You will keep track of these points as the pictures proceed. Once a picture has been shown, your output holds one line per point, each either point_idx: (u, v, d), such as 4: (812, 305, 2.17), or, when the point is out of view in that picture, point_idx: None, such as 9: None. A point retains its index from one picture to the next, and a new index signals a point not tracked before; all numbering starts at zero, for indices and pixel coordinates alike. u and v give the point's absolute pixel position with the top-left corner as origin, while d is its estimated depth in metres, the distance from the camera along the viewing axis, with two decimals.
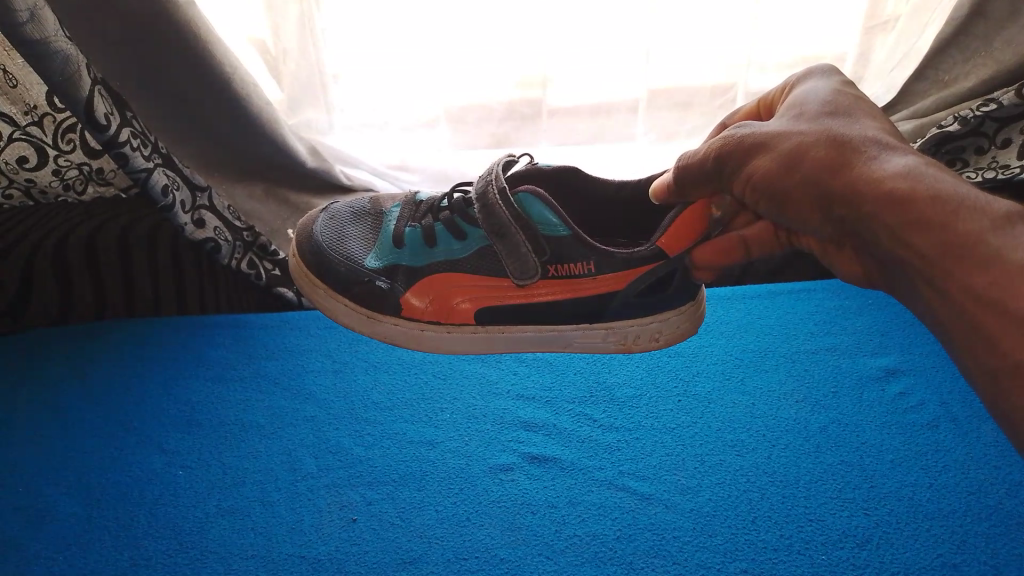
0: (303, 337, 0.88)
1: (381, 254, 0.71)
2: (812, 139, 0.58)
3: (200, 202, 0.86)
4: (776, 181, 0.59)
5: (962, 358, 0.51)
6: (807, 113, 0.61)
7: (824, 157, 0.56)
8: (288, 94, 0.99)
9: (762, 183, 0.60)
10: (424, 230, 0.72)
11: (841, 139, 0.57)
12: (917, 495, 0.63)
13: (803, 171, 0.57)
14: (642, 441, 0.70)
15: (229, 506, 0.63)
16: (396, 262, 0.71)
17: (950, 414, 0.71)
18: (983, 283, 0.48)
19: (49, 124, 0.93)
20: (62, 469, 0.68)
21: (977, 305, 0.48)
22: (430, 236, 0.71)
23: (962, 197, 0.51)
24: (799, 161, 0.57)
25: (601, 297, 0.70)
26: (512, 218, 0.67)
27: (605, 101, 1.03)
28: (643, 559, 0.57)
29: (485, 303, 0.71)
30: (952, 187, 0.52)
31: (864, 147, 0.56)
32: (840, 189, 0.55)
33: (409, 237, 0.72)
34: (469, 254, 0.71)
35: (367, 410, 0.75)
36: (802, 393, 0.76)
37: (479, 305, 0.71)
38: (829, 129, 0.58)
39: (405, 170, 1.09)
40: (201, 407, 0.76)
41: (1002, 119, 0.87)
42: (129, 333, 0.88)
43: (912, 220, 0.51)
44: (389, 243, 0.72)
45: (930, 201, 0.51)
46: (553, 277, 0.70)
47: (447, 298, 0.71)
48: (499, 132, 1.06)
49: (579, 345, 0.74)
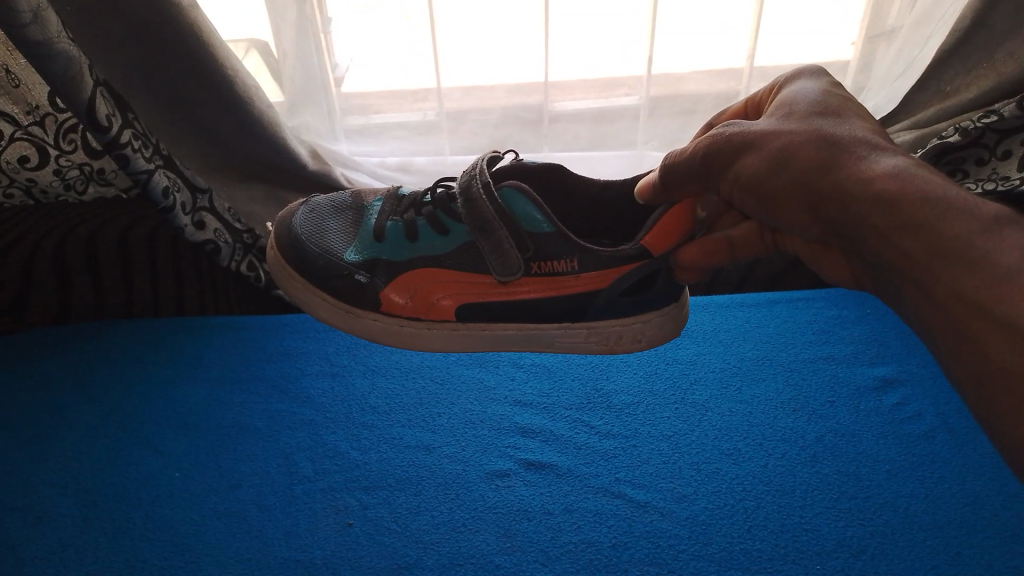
0: (302, 339, 0.88)
1: (361, 244, 0.71)
2: (801, 137, 0.57)
3: (200, 203, 0.86)
4: (764, 182, 0.59)
5: (948, 360, 0.52)
6: (795, 113, 0.61)
7: (816, 159, 0.56)
8: (289, 96, 0.99)
9: (751, 185, 0.60)
10: (406, 223, 0.72)
11: (832, 139, 0.57)
12: (913, 505, 0.63)
13: (792, 171, 0.57)
14: (639, 448, 0.70)
15: (226, 509, 0.64)
16: (376, 253, 0.71)
17: (947, 425, 0.71)
18: (970, 285, 0.48)
19: (51, 124, 0.92)
20: (60, 469, 0.68)
21: (963, 308, 0.48)
22: (412, 228, 0.71)
23: (952, 199, 0.51)
24: (789, 160, 0.57)
25: (585, 293, 0.70)
26: (496, 215, 0.67)
27: (607, 106, 1.02)
28: (638, 566, 0.58)
29: (469, 300, 0.71)
30: (942, 188, 0.52)
31: (854, 147, 0.56)
32: (830, 190, 0.55)
33: (393, 227, 0.72)
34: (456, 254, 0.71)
35: (365, 414, 0.75)
36: (799, 402, 0.76)
37: (463, 301, 0.71)
38: (819, 129, 0.58)
39: (405, 171, 1.09)
40: (199, 408, 0.76)
41: (1003, 131, 0.86)
42: (130, 333, 0.89)
43: (901, 221, 0.51)
44: (373, 234, 0.72)
45: (921, 203, 0.51)
46: (536, 273, 0.69)
47: (429, 290, 0.71)
48: (497, 134, 1.05)
49: (560, 344, 0.74)
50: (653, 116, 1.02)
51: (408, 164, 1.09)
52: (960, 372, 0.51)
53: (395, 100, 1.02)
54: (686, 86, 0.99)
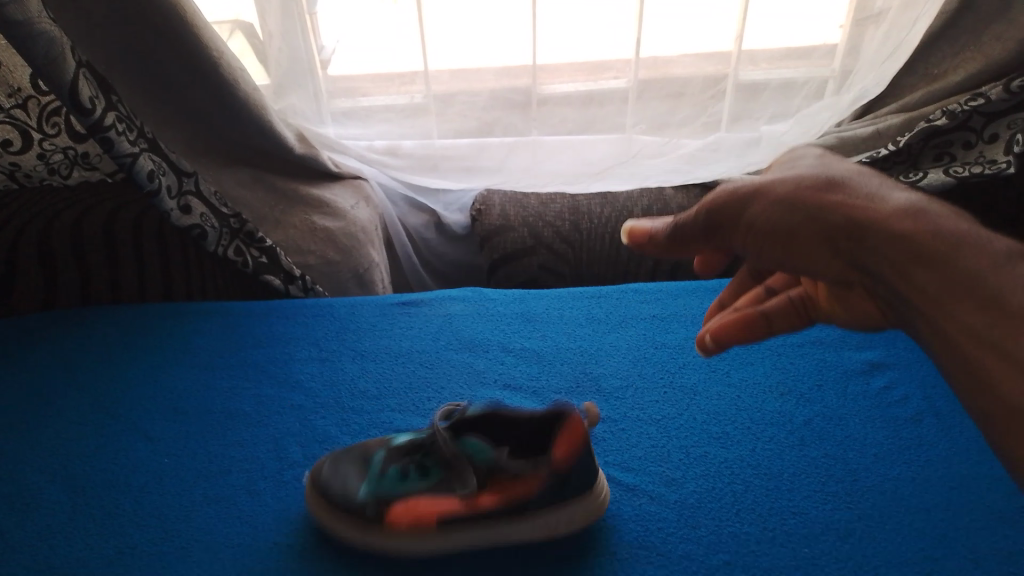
0: (292, 325, 0.87)
1: (349, 453, 0.63)
2: (806, 182, 0.45)
3: (185, 187, 0.85)
4: (776, 232, 0.46)
5: (985, 425, 0.43)
6: (794, 166, 0.49)
7: (835, 203, 0.44)
8: (274, 80, 0.93)
9: (768, 234, 0.46)
10: (405, 467, 0.60)
11: (837, 180, 0.46)
12: (899, 488, 0.63)
13: (811, 216, 0.44)
14: (628, 432, 0.71)
15: (215, 495, 0.64)
16: (376, 491, 0.58)
17: (934, 408, 0.72)
18: (997, 330, 0.40)
19: (33, 107, 0.90)
20: (46, 455, 0.68)
21: (975, 342, 0.41)
22: (413, 480, 0.59)
23: (965, 235, 0.43)
24: (802, 205, 0.45)
25: (524, 499, 0.57)
26: (466, 518, 0.56)
27: (596, 88, 0.95)
28: (627, 550, 0.59)
29: (440, 511, 0.56)
30: (955, 224, 0.44)
31: (862, 188, 0.45)
32: (845, 227, 0.43)
33: (392, 471, 0.60)
34: (443, 483, 0.58)
35: (355, 399, 0.75)
36: (787, 386, 0.76)
37: (433, 510, 0.56)
38: (825, 174, 0.46)
39: (393, 155, 1.04)
40: (187, 393, 0.76)
41: (989, 114, 0.88)
42: (118, 320, 0.87)
43: (915, 255, 0.42)
44: (373, 474, 0.60)
45: (930, 233, 0.42)
46: (483, 487, 0.57)
47: (415, 498, 0.57)
48: (486, 117, 0.98)
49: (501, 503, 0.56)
50: (641, 99, 0.94)
51: (396, 147, 1.04)
52: (998, 434, 0.42)
53: (381, 82, 0.95)
54: (673, 69, 0.92)
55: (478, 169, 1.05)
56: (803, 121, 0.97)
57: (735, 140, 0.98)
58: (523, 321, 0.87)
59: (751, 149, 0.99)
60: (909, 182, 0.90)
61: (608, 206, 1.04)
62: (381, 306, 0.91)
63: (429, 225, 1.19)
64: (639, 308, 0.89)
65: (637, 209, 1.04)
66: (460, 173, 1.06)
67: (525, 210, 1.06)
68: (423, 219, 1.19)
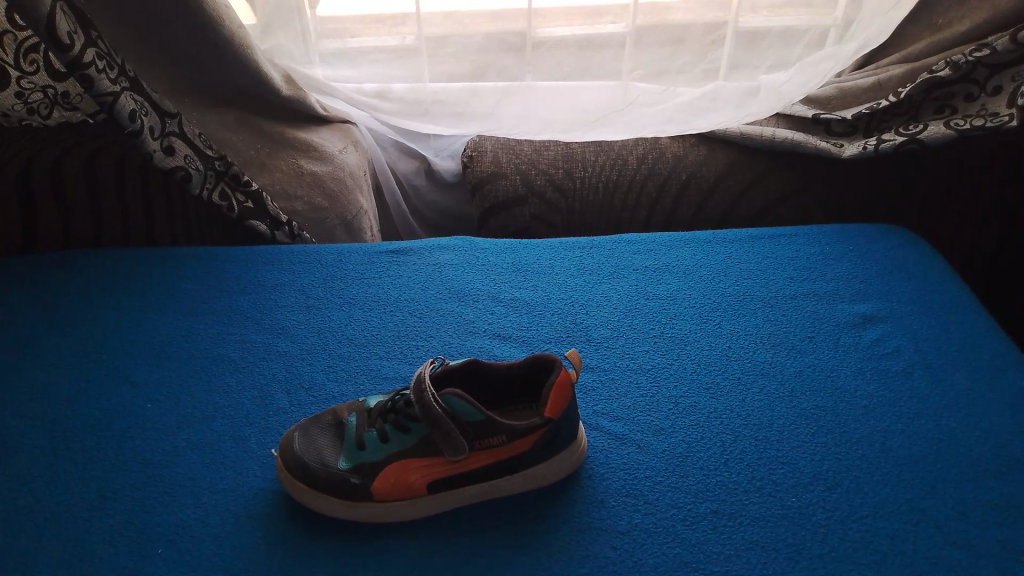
0: (278, 271, 0.85)
1: (319, 422, 0.61)
2: None
3: (169, 128, 0.83)
4: None
5: None
6: None
7: None
8: (262, 18, 0.89)
9: None
10: (384, 431, 0.58)
11: None
12: (890, 440, 0.63)
13: None
14: (617, 381, 0.70)
15: (199, 440, 0.64)
16: (360, 459, 0.57)
17: (925, 361, 0.71)
18: None
19: (9, 42, 0.85)
20: (28, 399, 0.67)
21: None
22: (393, 443, 0.58)
23: None
24: None
25: (516, 456, 0.58)
26: (459, 478, 0.57)
27: (596, 32, 0.90)
28: (615, 497, 0.59)
29: (431, 475, 0.57)
30: None
31: None
32: None
33: (371, 437, 0.58)
34: (426, 440, 0.58)
35: (342, 345, 0.75)
36: (778, 337, 0.75)
37: (426, 476, 0.57)
38: None
39: (382, 98, 0.99)
40: (171, 339, 0.75)
41: (994, 65, 0.86)
42: (98, 263, 0.85)
43: None
44: (351, 442, 0.58)
45: None
46: (476, 448, 0.57)
47: (404, 460, 0.57)
48: (480, 59, 0.93)
49: (499, 451, 0.58)
50: (640, 44, 0.90)
51: (385, 91, 0.98)
52: None
53: (372, 24, 0.90)
54: (675, 15, 0.88)
55: (470, 114, 1.00)
56: (803, 71, 0.91)
57: (732, 90, 0.94)
58: (514, 270, 0.86)
59: (749, 99, 0.94)
60: (909, 134, 0.89)
61: (603, 154, 1.02)
62: (371, 254, 0.89)
63: (418, 171, 1.17)
64: (631, 259, 0.88)
65: (632, 157, 1.01)
66: (452, 118, 1.01)
67: (518, 157, 1.04)
68: (413, 165, 1.17)
